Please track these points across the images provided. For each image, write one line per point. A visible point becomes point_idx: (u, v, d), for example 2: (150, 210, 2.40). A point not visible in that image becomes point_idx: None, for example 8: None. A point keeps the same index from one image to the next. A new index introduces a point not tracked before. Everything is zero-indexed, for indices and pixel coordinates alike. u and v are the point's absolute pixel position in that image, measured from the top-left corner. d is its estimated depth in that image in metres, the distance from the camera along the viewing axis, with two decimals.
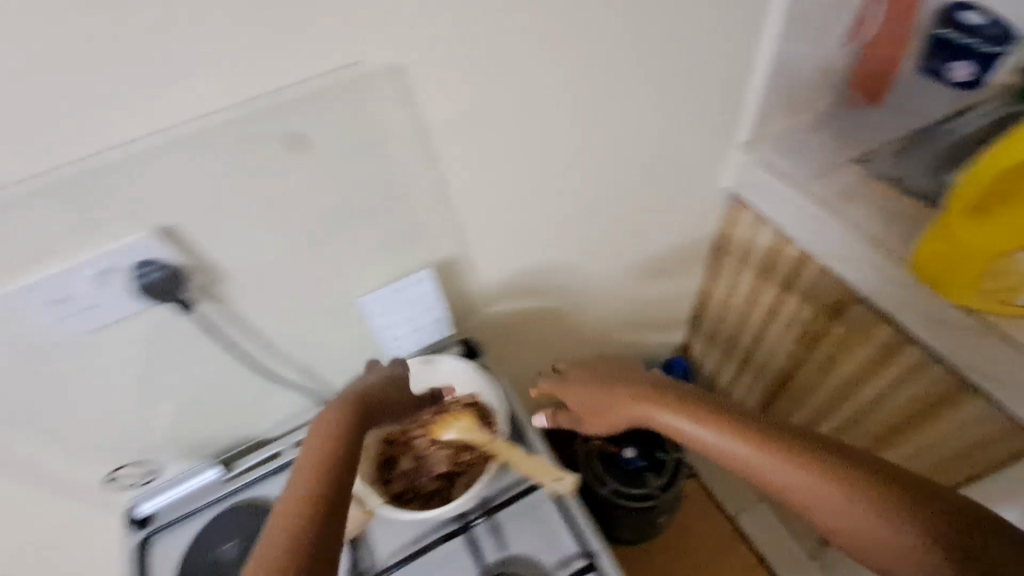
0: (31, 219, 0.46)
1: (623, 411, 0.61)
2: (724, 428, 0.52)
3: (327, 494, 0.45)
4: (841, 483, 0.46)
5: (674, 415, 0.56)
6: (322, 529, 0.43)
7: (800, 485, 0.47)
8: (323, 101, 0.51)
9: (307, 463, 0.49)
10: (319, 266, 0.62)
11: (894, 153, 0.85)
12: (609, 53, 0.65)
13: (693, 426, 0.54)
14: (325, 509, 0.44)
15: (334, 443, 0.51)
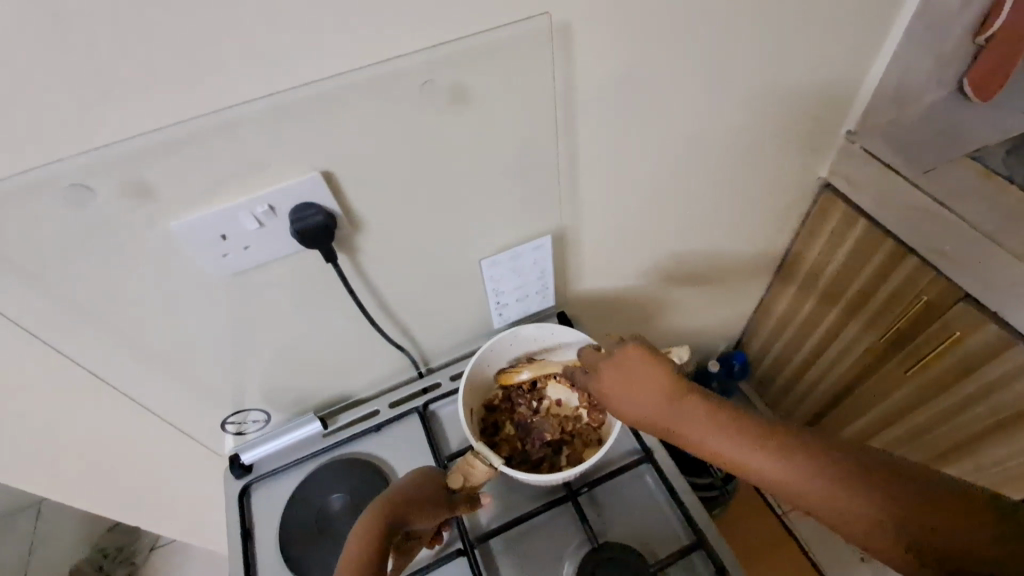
0: (214, 150, 0.45)
1: (669, 425, 0.47)
2: (794, 458, 0.42)
3: (387, 532, 0.50)
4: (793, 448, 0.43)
5: (683, 404, 0.47)
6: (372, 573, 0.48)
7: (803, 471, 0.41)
8: (497, 55, 0.50)
9: (382, 502, 0.53)
10: (450, 224, 0.62)
11: (1005, 151, 0.83)
12: (752, 35, 0.65)
13: (764, 455, 0.43)
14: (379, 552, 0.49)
15: (402, 487, 0.56)
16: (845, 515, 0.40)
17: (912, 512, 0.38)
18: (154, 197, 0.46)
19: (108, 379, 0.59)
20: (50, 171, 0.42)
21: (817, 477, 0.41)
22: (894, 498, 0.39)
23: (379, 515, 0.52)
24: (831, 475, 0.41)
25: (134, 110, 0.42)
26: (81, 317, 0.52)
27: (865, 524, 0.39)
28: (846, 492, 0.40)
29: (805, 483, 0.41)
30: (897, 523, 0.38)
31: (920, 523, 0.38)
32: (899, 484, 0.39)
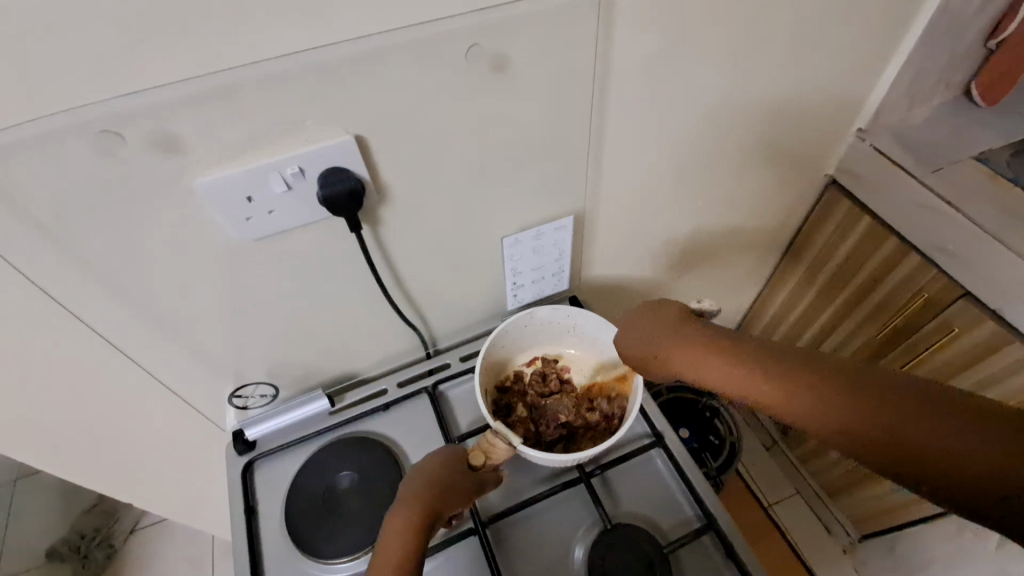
0: (247, 105, 0.44)
1: (658, 352, 0.52)
2: (771, 367, 0.44)
3: (425, 515, 0.53)
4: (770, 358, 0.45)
5: (674, 335, 0.51)
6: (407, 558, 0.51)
7: (782, 377, 0.43)
8: (537, 25, 0.49)
9: (413, 490, 0.55)
10: (474, 199, 0.61)
11: (1009, 155, 0.85)
12: (783, 24, 0.65)
13: (749, 373, 0.45)
14: (416, 537, 0.52)
15: (432, 470, 0.58)
16: (822, 421, 0.40)
17: (887, 414, 0.38)
18: (182, 151, 0.45)
19: (115, 343, 0.57)
20: (77, 116, 0.41)
21: (793, 386, 0.42)
22: (867, 400, 0.39)
23: (411, 510, 0.53)
24: (808, 382, 0.42)
25: (170, 58, 0.41)
26: (94, 274, 0.50)
27: (835, 425, 0.40)
28: (821, 397, 0.41)
29: (785, 393, 0.43)
30: (867, 422, 0.38)
31: (888, 422, 0.38)
32: (878, 391, 0.39)
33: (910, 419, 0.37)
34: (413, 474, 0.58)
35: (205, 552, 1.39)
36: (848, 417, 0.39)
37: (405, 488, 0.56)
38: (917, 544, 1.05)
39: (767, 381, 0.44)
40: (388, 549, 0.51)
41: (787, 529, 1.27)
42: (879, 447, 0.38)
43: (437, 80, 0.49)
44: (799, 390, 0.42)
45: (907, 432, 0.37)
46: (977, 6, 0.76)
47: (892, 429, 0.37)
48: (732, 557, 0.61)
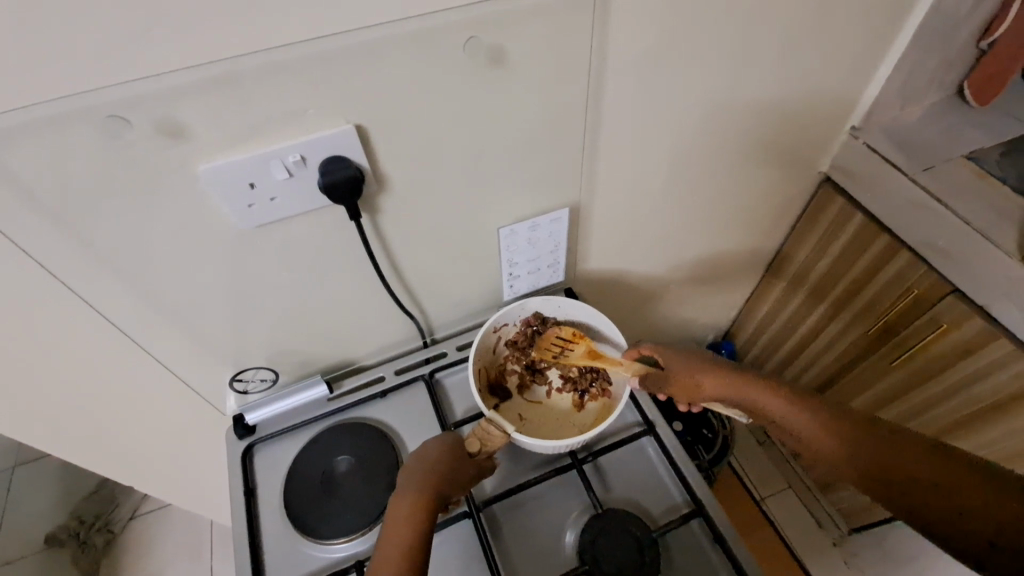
0: (251, 92, 0.46)
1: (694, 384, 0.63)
2: (813, 419, 0.53)
3: (430, 488, 0.55)
4: (808, 414, 0.53)
5: (708, 376, 0.62)
6: (416, 525, 0.53)
7: (812, 435, 0.53)
8: (534, 19, 0.51)
9: (416, 468, 0.58)
10: (472, 190, 0.62)
11: (999, 154, 0.87)
12: (777, 21, 0.66)
13: (787, 417, 0.55)
14: (423, 506, 0.54)
15: (433, 449, 0.60)
16: (836, 457, 0.51)
17: (884, 456, 0.48)
18: (187, 137, 0.46)
19: (118, 325, 0.58)
20: (86, 100, 0.42)
21: (814, 426, 0.53)
22: (880, 450, 0.49)
23: (419, 486, 0.55)
24: (838, 432, 0.51)
25: (176, 44, 0.42)
26: (100, 256, 0.51)
27: (847, 464, 0.50)
28: (837, 441, 0.51)
29: (807, 431, 0.53)
30: (873, 465, 0.48)
31: (890, 465, 0.48)
32: (903, 448, 0.48)
33: (924, 473, 0.46)
34: (415, 455, 0.60)
35: (203, 540, 1.41)
36: (859, 458, 0.49)
37: (409, 469, 0.58)
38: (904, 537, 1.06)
39: (799, 418, 0.54)
40: (397, 519, 0.53)
41: (777, 522, 1.29)
42: (875, 480, 0.48)
43: (438, 72, 0.50)
44: (808, 425, 0.53)
45: (906, 471, 0.47)
46: (969, 7, 0.78)
47: (870, 464, 0.49)
48: (719, 542, 0.62)
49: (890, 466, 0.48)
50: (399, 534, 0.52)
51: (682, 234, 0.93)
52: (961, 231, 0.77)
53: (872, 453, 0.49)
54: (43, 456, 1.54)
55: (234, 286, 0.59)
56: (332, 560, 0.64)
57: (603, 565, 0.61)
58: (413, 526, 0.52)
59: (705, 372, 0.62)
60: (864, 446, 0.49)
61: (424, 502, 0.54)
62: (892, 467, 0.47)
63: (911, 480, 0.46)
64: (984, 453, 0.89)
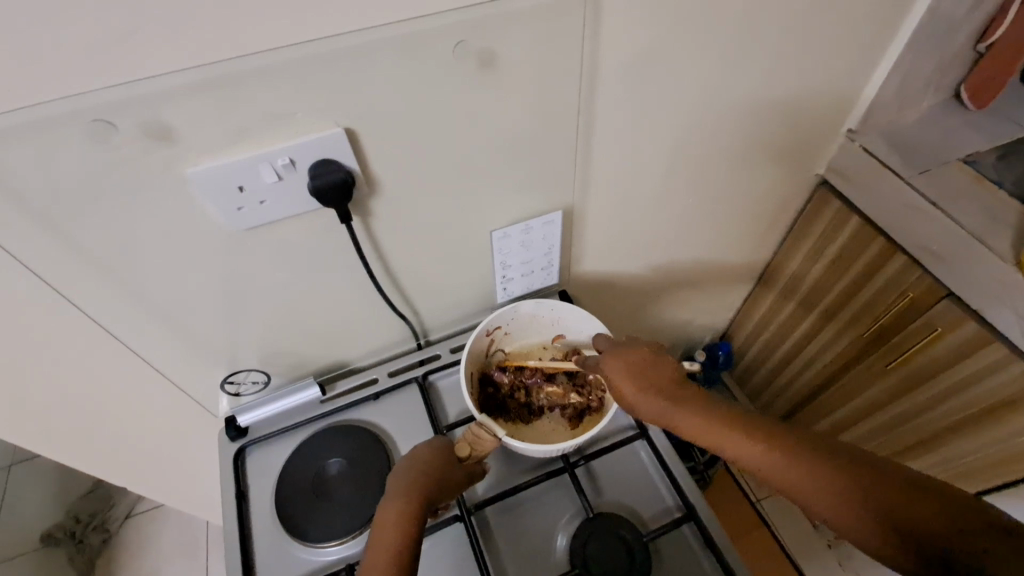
0: (240, 96, 0.45)
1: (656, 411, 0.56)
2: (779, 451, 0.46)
3: (419, 497, 0.55)
4: (773, 444, 0.47)
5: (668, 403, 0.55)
6: (403, 535, 0.52)
7: (780, 467, 0.46)
8: (525, 22, 0.50)
9: (405, 476, 0.57)
10: (464, 192, 0.62)
11: (996, 158, 0.86)
12: (771, 24, 0.66)
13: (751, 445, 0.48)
14: (411, 515, 0.53)
15: (422, 457, 0.59)
16: (822, 498, 0.43)
17: (866, 492, 0.41)
18: (174, 141, 0.46)
19: (108, 328, 0.58)
20: (71, 104, 0.42)
21: (797, 464, 0.45)
22: (868, 486, 0.42)
23: (406, 497, 0.55)
24: (817, 467, 0.44)
25: (163, 48, 0.42)
26: (88, 259, 0.51)
27: (840, 504, 0.42)
28: (822, 478, 0.44)
29: (787, 471, 0.45)
30: (867, 502, 0.41)
31: (886, 502, 0.41)
32: (886, 482, 0.41)
33: (916, 511, 0.39)
34: (404, 462, 0.59)
35: (199, 539, 1.41)
36: (847, 496, 0.42)
37: (396, 479, 0.57)
38: None
39: (773, 458, 0.46)
40: (385, 528, 0.53)
41: (773, 524, 1.28)
42: (871, 525, 0.41)
43: (428, 75, 0.50)
44: (789, 462, 0.45)
45: (898, 511, 0.40)
46: (966, 10, 0.77)
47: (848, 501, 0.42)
48: (710, 547, 0.62)
49: (874, 504, 0.41)
50: (386, 543, 0.51)
51: (677, 237, 0.92)
52: (956, 234, 0.77)
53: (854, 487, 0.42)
54: (40, 455, 1.54)
55: (223, 289, 0.59)
56: (324, 563, 0.64)
57: (594, 569, 0.61)
58: (400, 536, 0.52)
59: (671, 405, 0.54)
60: (847, 479, 0.43)
61: (413, 509, 0.54)
62: (873, 505, 0.41)
63: (903, 521, 0.39)
64: (978, 456, 0.89)
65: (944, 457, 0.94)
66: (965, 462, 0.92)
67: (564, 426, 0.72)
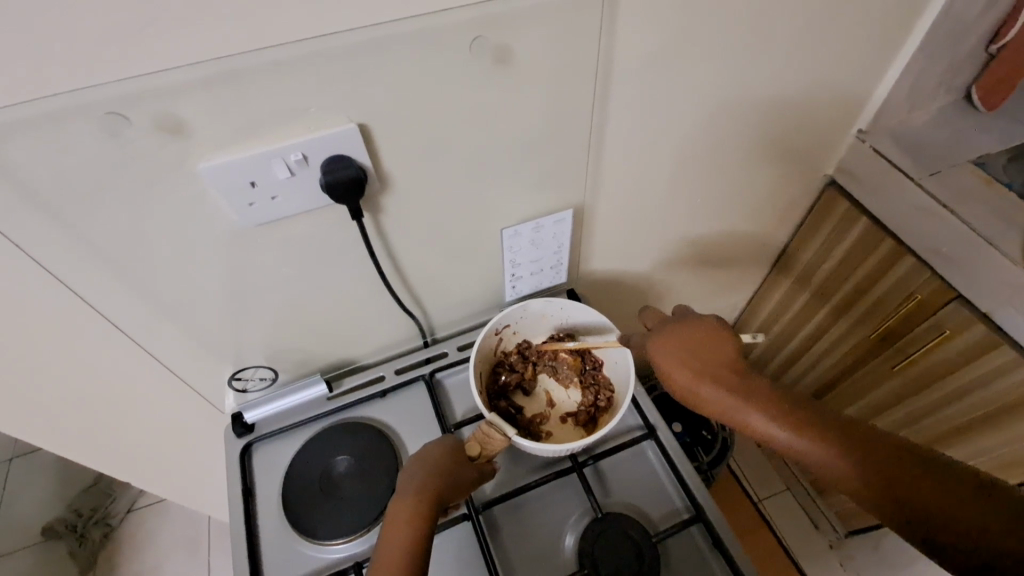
0: (255, 90, 0.45)
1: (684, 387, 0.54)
2: (809, 427, 0.47)
3: (428, 495, 0.55)
4: (809, 418, 0.48)
5: (704, 377, 0.53)
6: (414, 533, 0.52)
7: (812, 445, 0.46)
8: (540, 19, 0.50)
9: (415, 474, 0.57)
10: (474, 190, 0.62)
11: (1006, 160, 0.86)
12: (784, 23, 0.65)
13: (782, 421, 0.48)
14: (421, 514, 0.53)
15: (430, 455, 0.59)
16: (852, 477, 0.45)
17: (888, 468, 0.43)
18: (186, 135, 0.45)
19: (115, 323, 0.57)
20: (83, 97, 0.41)
21: (836, 446, 0.46)
22: (896, 469, 0.43)
23: (415, 498, 0.54)
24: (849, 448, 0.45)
25: (176, 41, 0.41)
26: (97, 254, 0.50)
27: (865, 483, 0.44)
28: (853, 461, 0.45)
29: (821, 450, 0.46)
30: (890, 483, 0.43)
31: (911, 485, 0.42)
32: (904, 459, 0.44)
33: (939, 496, 0.42)
34: (413, 460, 0.59)
35: (201, 534, 1.41)
36: (877, 477, 0.44)
37: (405, 481, 0.57)
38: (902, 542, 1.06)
39: (808, 437, 0.46)
40: (396, 527, 0.52)
41: (775, 525, 1.28)
42: (894, 501, 0.43)
43: (442, 71, 0.50)
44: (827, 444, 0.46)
45: (925, 493, 0.42)
46: (979, 11, 0.76)
47: (872, 476, 0.44)
48: (718, 548, 0.62)
49: (898, 479, 0.43)
50: (397, 543, 0.51)
51: (686, 237, 0.92)
52: (966, 236, 0.77)
53: (877, 463, 0.44)
54: (41, 448, 1.54)
55: (232, 285, 0.59)
56: (331, 561, 0.64)
57: (602, 568, 0.61)
58: (411, 535, 0.52)
59: (695, 377, 0.53)
60: (870, 457, 0.45)
61: (423, 509, 0.53)
62: (899, 481, 0.43)
63: (927, 497, 0.42)
64: (984, 459, 0.89)
65: None
66: (970, 465, 0.92)
67: (570, 424, 0.73)
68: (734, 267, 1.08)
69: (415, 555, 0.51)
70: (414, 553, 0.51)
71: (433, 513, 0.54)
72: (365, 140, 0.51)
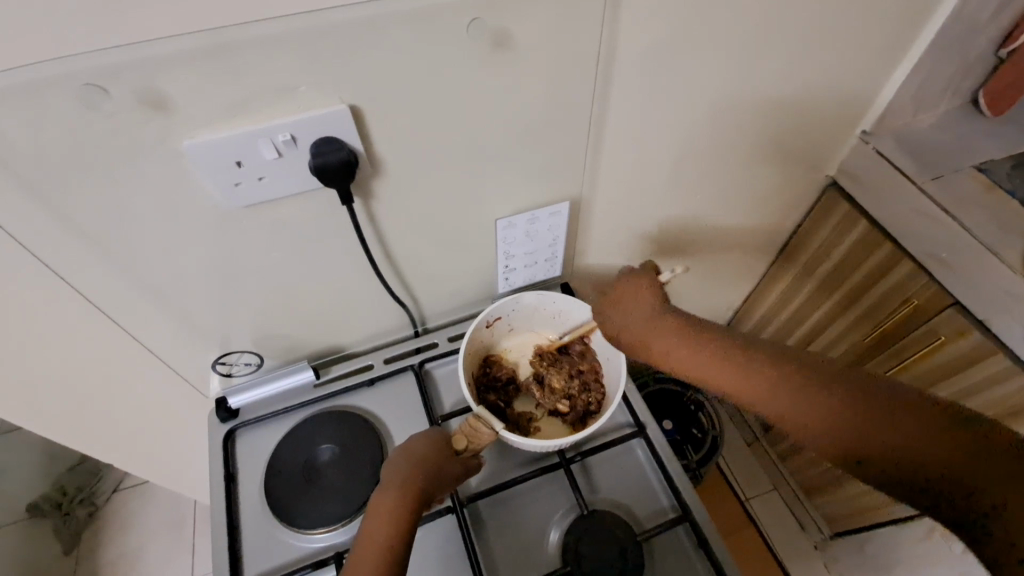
0: (244, 65, 0.43)
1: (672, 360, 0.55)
2: (800, 394, 0.47)
3: (414, 489, 0.54)
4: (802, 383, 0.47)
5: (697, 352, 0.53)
6: (397, 527, 0.51)
7: (803, 410, 0.46)
8: (543, 4, 0.48)
9: (402, 467, 0.56)
10: (469, 177, 0.60)
11: (1010, 167, 0.85)
12: (792, 18, 0.64)
13: (773, 390, 0.48)
14: (404, 509, 0.52)
15: (420, 448, 0.58)
16: (838, 434, 0.44)
17: (880, 425, 0.43)
18: (170, 111, 0.44)
19: (98, 303, 0.56)
20: (61, 67, 0.39)
21: (817, 401, 0.46)
22: (872, 419, 0.43)
23: (384, 520, 0.51)
24: (824, 397, 0.46)
25: (162, 11, 0.39)
26: (76, 231, 0.49)
27: (846, 439, 0.44)
28: (822, 413, 0.45)
29: (804, 409, 0.46)
30: (886, 445, 0.42)
31: (886, 431, 0.42)
32: (892, 410, 0.43)
33: (920, 445, 0.41)
34: (401, 450, 0.58)
35: (186, 517, 1.40)
36: (853, 428, 0.44)
37: (377, 498, 0.53)
38: (887, 546, 1.07)
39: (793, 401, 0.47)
40: (380, 518, 0.52)
41: (761, 524, 1.29)
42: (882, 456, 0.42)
43: (439, 54, 0.48)
44: (807, 400, 0.46)
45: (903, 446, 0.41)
46: (991, 13, 0.75)
47: (866, 436, 0.43)
48: (704, 547, 0.61)
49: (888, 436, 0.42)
50: (379, 536, 0.50)
51: (683, 233, 0.91)
52: (966, 242, 0.76)
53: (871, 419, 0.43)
54: (25, 427, 1.51)
55: (218, 267, 0.57)
56: (312, 550, 0.63)
57: (586, 566, 0.61)
58: (393, 528, 0.51)
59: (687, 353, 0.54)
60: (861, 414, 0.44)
61: (408, 504, 0.53)
62: (889, 437, 0.42)
63: (916, 448, 0.41)
64: None
65: None
66: None
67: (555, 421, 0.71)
68: (730, 266, 1.07)
69: (396, 548, 0.50)
70: (395, 546, 0.50)
71: (416, 509, 0.53)
72: (356, 123, 0.50)
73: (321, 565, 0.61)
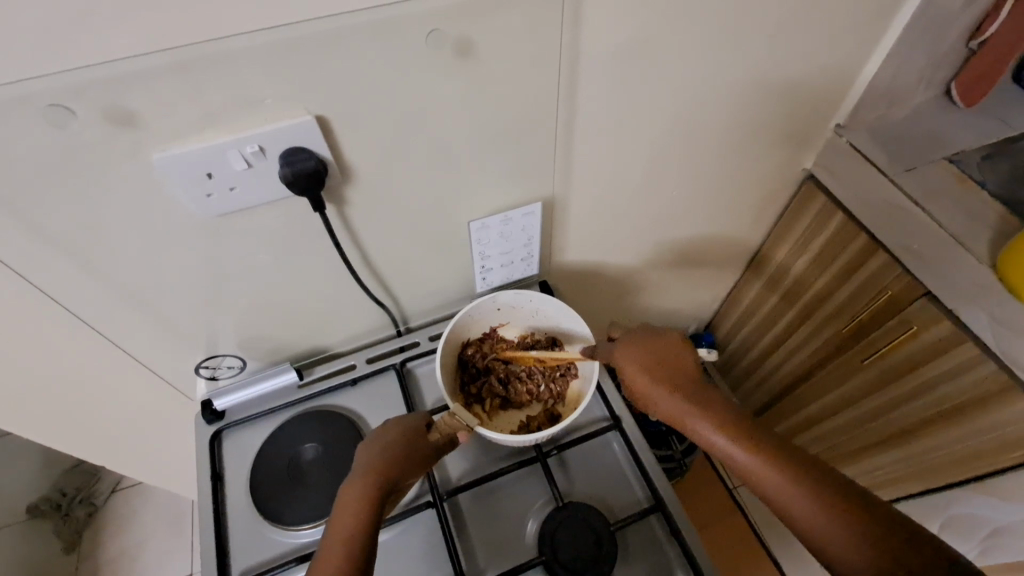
0: (208, 80, 0.44)
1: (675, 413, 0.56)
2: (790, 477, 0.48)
3: (378, 478, 0.55)
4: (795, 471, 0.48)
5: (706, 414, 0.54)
6: (361, 514, 0.52)
7: (785, 491, 0.47)
8: (504, 11, 0.49)
9: (366, 460, 0.57)
10: (441, 180, 0.61)
11: (980, 157, 0.86)
12: (758, 14, 0.65)
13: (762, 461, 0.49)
14: (366, 498, 0.53)
15: (382, 441, 0.59)
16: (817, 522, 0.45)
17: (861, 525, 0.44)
18: (137, 126, 0.45)
19: (76, 312, 0.57)
20: (24, 86, 0.41)
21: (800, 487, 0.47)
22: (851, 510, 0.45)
23: (348, 523, 0.52)
24: (811, 488, 0.47)
25: (124, 32, 0.41)
26: (51, 243, 0.50)
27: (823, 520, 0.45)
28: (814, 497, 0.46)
29: (789, 491, 0.47)
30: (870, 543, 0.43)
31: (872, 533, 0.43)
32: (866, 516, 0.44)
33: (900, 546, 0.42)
34: (366, 442, 0.59)
35: (183, 516, 1.43)
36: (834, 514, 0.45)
37: (342, 500, 0.54)
38: None
39: (777, 476, 0.48)
40: (346, 508, 0.53)
41: (747, 510, 1.31)
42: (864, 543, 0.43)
43: (403, 63, 0.49)
44: (788, 482, 0.47)
45: (883, 542, 0.43)
46: (960, 6, 0.76)
47: (842, 533, 0.44)
48: (676, 537, 0.63)
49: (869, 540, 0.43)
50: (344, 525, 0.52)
51: (662, 227, 0.92)
52: (937, 233, 0.78)
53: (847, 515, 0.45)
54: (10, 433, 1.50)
55: (194, 274, 0.58)
56: (297, 545, 0.65)
57: (561, 556, 0.63)
58: (358, 515, 0.52)
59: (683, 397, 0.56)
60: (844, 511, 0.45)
61: (370, 495, 0.54)
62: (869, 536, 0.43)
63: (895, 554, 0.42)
64: (944, 452, 0.89)
65: (906, 453, 0.95)
66: (930, 459, 0.92)
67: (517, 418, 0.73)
68: (711, 258, 1.09)
69: (361, 533, 0.51)
70: (360, 531, 0.51)
71: (380, 497, 0.54)
72: (320, 131, 0.51)
73: (305, 560, 0.62)
